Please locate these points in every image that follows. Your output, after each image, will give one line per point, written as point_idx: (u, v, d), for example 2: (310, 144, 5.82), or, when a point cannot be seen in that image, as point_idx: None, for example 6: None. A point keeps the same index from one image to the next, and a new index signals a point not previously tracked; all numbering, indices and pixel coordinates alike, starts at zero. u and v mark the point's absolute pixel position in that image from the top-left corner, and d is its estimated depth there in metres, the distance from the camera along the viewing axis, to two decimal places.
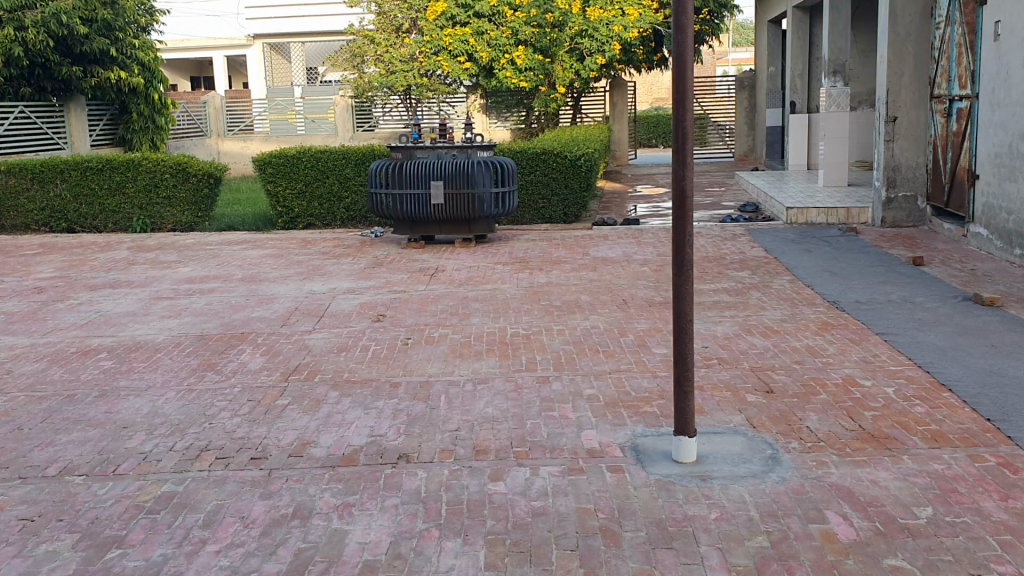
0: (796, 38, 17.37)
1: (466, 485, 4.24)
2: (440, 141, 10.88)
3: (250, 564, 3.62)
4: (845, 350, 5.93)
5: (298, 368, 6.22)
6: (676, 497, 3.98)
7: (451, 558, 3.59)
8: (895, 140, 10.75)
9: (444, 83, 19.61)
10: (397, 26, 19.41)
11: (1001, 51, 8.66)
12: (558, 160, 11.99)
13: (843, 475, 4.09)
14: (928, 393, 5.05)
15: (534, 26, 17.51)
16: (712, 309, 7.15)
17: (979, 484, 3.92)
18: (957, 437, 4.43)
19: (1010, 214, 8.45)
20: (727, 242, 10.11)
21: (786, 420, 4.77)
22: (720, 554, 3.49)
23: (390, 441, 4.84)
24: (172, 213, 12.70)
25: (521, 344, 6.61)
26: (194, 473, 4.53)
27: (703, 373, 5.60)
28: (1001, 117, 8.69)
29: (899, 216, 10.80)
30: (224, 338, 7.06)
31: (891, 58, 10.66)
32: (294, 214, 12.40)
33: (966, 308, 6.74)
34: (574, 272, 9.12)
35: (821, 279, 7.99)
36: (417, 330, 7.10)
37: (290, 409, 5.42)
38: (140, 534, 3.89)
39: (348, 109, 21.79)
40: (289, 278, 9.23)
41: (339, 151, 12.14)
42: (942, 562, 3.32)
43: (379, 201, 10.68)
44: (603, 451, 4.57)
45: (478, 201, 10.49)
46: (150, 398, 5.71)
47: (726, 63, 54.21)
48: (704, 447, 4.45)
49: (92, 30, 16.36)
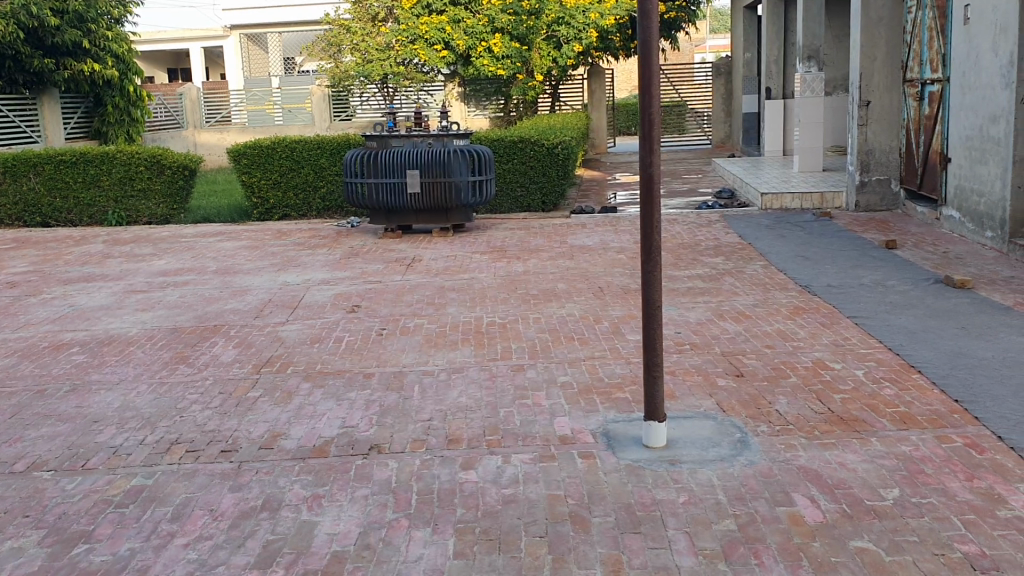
0: (772, 23, 17.31)
1: (436, 474, 4.23)
2: (416, 130, 10.91)
3: (218, 557, 3.60)
4: (815, 334, 5.94)
5: (270, 360, 6.18)
6: (645, 482, 3.98)
7: (420, 548, 3.57)
8: (868, 125, 10.77)
9: (422, 72, 19.39)
10: (373, 15, 19.31)
11: (970, 35, 8.67)
12: (536, 148, 11.96)
13: (812, 457, 4.10)
14: (897, 374, 5.08)
15: (510, 14, 17.62)
16: (685, 295, 7.15)
17: (946, 465, 3.94)
18: (925, 418, 4.44)
19: (981, 197, 8.49)
20: (702, 229, 10.09)
21: (755, 404, 4.77)
22: (688, 538, 3.49)
23: (361, 432, 4.81)
24: (147, 205, 12.59)
25: (496, 333, 6.59)
26: (164, 467, 4.50)
27: (675, 359, 5.60)
28: (971, 100, 8.70)
29: (873, 200, 10.84)
30: (197, 330, 7.02)
31: (864, 42, 10.65)
32: (270, 205, 12.32)
33: (936, 291, 6.77)
34: (551, 262, 9.08)
35: (794, 264, 8.02)
36: (391, 320, 7.06)
37: (262, 401, 5.39)
38: (108, 529, 3.86)
39: (325, 99, 21.49)
40: (263, 270, 9.16)
41: (314, 141, 12.05)
42: (907, 543, 3.33)
43: (355, 190, 10.64)
44: (575, 437, 4.56)
45: (457, 191, 10.44)
46: (122, 392, 5.66)
47: (703, 51, 54.40)
48: (673, 432, 4.46)
49: (64, 22, 16.17)
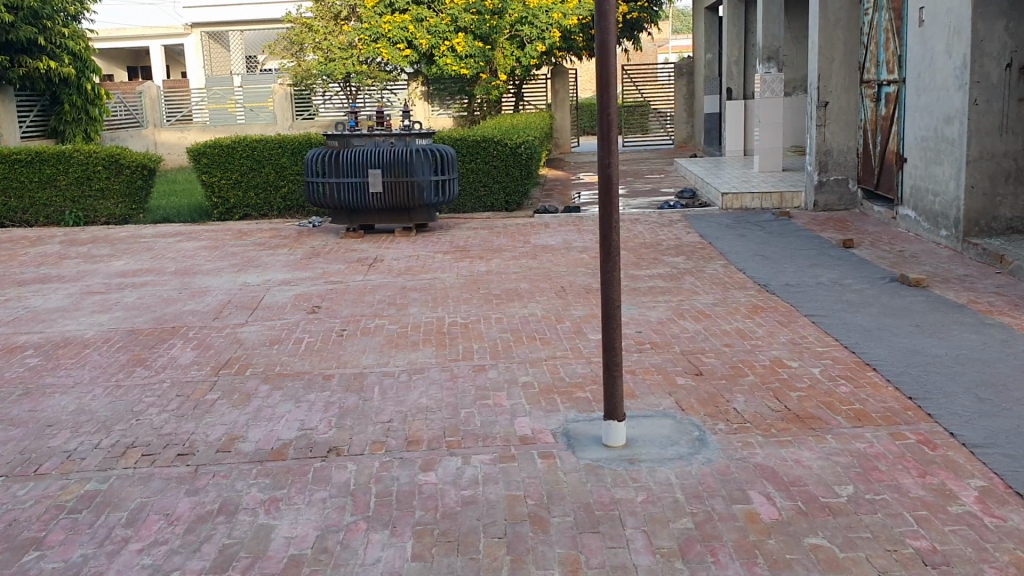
0: (733, 25, 17.45)
1: (396, 476, 4.20)
2: (378, 129, 10.85)
3: (173, 562, 3.55)
4: (773, 333, 6.00)
5: (228, 362, 6.11)
6: (605, 481, 3.99)
7: (378, 550, 3.55)
8: (826, 125, 10.90)
9: (384, 71, 19.31)
10: (336, 14, 19.31)
11: (925, 37, 8.81)
12: (499, 148, 11.95)
13: (768, 455, 4.13)
14: (853, 372, 5.14)
15: (473, 13, 17.60)
16: (646, 294, 7.18)
17: (899, 461, 3.99)
18: (880, 416, 4.50)
19: (936, 196, 8.62)
20: (664, 228, 10.14)
21: (714, 403, 4.80)
22: (645, 536, 3.50)
23: (320, 434, 4.77)
24: (105, 205, 12.40)
25: (458, 333, 6.57)
26: (119, 471, 4.43)
27: (636, 358, 5.62)
28: (926, 101, 8.83)
29: (831, 199, 10.97)
30: (154, 332, 6.93)
31: (821, 43, 10.78)
32: (230, 204, 12.19)
33: (891, 289, 6.87)
34: (514, 261, 9.08)
35: (754, 263, 8.09)
36: (352, 321, 7.02)
37: (220, 403, 5.33)
38: (60, 536, 3.79)
39: (287, 98, 21.23)
40: (223, 271, 9.07)
41: (276, 140, 11.96)
42: (860, 539, 3.37)
43: (315, 190, 10.56)
44: (535, 437, 4.56)
45: (419, 190, 10.39)
46: (76, 395, 5.57)
47: (666, 50, 54.74)
48: (632, 431, 4.47)
49: (19, 18, 15.88)
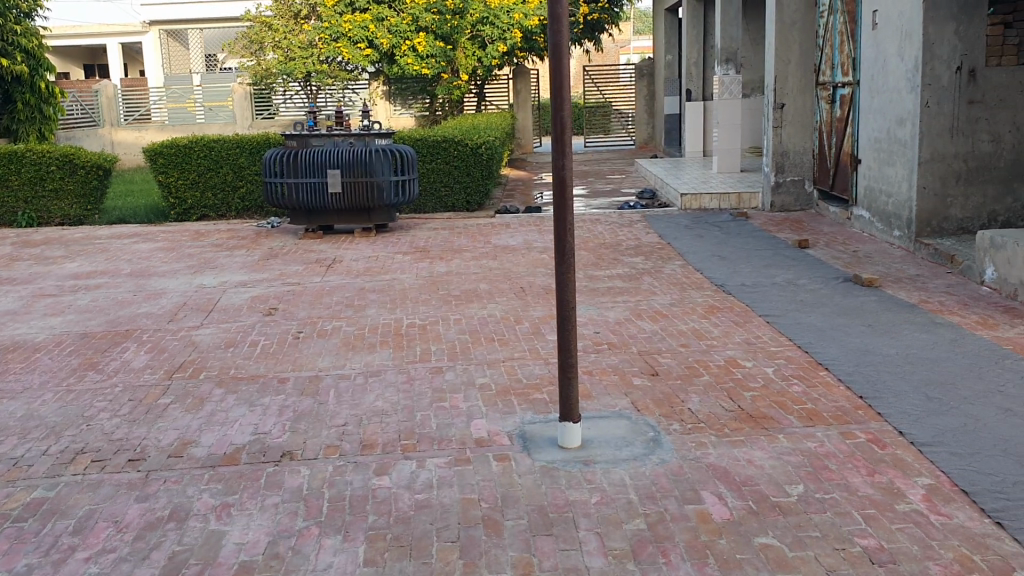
0: (692, 27, 17.61)
1: (349, 480, 4.17)
2: (337, 129, 10.80)
3: (120, 570, 3.49)
4: (728, 333, 6.05)
5: (182, 365, 6.03)
6: (559, 482, 3.99)
7: (330, 556, 3.52)
8: (782, 127, 11.02)
9: (345, 70, 19.20)
10: (296, 13, 19.24)
11: (878, 40, 8.93)
12: (460, 148, 11.94)
13: (721, 455, 4.16)
14: (805, 371, 5.20)
15: (434, 13, 17.54)
16: (605, 295, 7.20)
17: (849, 460, 4.04)
18: (831, 415, 4.55)
19: (889, 197, 8.74)
20: (624, 229, 10.19)
21: (669, 403, 4.83)
22: (598, 538, 3.51)
23: (273, 439, 4.72)
24: (59, 206, 12.19)
25: (415, 335, 6.55)
26: (67, 478, 4.35)
27: (592, 358, 5.64)
28: (879, 103, 8.96)
29: (788, 200, 11.09)
30: (107, 335, 6.81)
31: (778, 45, 10.88)
32: (187, 205, 12.04)
33: (845, 289, 6.96)
34: (474, 262, 9.07)
35: (711, 263, 8.16)
36: (309, 323, 6.96)
37: (172, 408, 5.26)
38: (4, 545, 3.71)
39: (247, 97, 21.08)
40: (179, 272, 8.95)
41: (233, 140, 11.85)
42: (809, 539, 3.40)
43: (273, 190, 10.44)
44: (490, 440, 4.55)
45: (379, 190, 10.34)
46: (25, 400, 5.46)
47: (628, 51, 55.05)
48: (588, 432, 4.48)
49: None
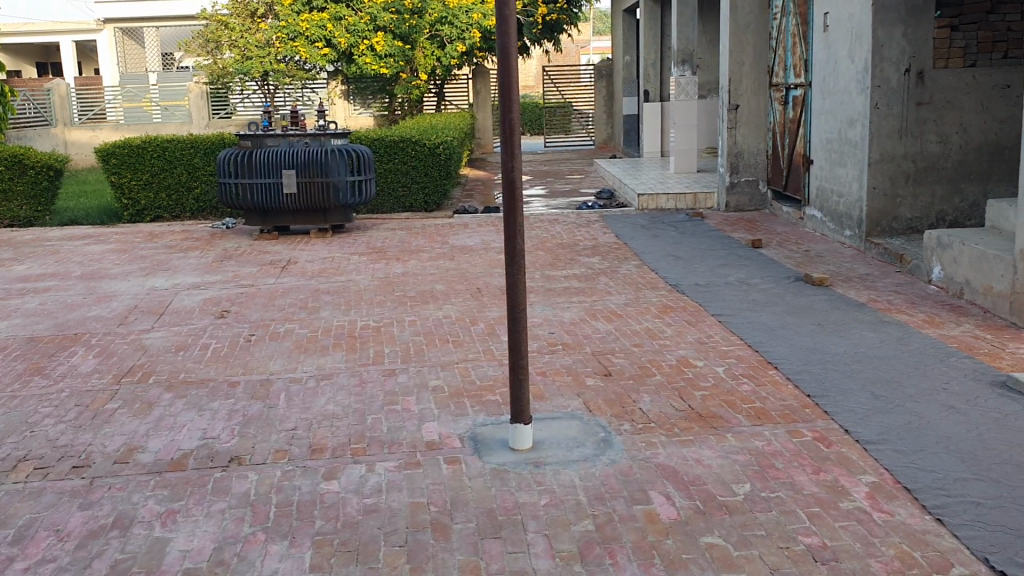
0: (649, 27, 17.70)
1: (298, 485, 4.13)
2: (292, 129, 10.71)
3: None
4: (681, 332, 6.08)
5: (131, 370, 5.93)
6: (509, 485, 3.99)
7: (275, 562, 3.48)
8: (737, 127, 11.12)
9: (302, 69, 18.98)
10: (253, 11, 18.99)
11: (829, 41, 9.03)
12: (417, 148, 11.89)
13: (670, 454, 4.18)
14: (756, 370, 5.24)
15: (392, 12, 17.45)
16: (560, 295, 7.21)
17: (795, 458, 4.08)
18: (779, 413, 4.59)
19: (840, 197, 8.85)
20: (582, 229, 10.21)
21: (620, 403, 4.84)
22: (546, 540, 3.51)
23: (222, 444, 4.66)
24: (8, 207, 11.94)
25: (369, 337, 6.51)
26: (7, 486, 4.25)
27: (546, 359, 5.64)
28: (830, 104, 9.07)
29: (742, 200, 11.19)
30: (55, 340, 6.69)
31: (732, 47, 10.97)
32: (141, 206, 11.86)
33: (796, 288, 7.03)
34: (431, 262, 9.04)
35: (666, 263, 8.20)
36: (262, 325, 6.89)
37: (119, 413, 5.16)
38: None
39: (203, 96, 20.91)
40: (131, 274, 8.82)
41: (187, 140, 11.69)
42: (754, 537, 3.43)
43: (228, 191, 10.32)
44: (441, 442, 4.53)
45: (335, 190, 10.27)
46: None
47: (589, 52, 55.26)
48: (539, 433, 4.48)
49: None
